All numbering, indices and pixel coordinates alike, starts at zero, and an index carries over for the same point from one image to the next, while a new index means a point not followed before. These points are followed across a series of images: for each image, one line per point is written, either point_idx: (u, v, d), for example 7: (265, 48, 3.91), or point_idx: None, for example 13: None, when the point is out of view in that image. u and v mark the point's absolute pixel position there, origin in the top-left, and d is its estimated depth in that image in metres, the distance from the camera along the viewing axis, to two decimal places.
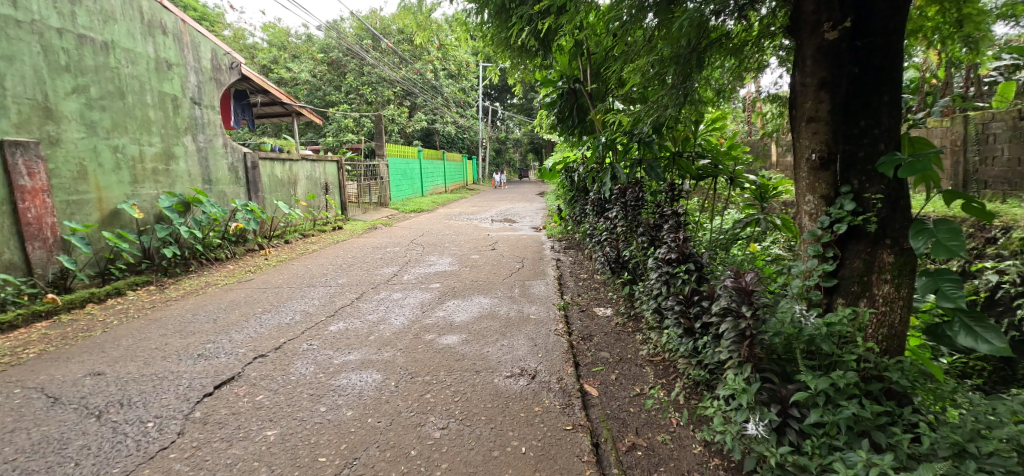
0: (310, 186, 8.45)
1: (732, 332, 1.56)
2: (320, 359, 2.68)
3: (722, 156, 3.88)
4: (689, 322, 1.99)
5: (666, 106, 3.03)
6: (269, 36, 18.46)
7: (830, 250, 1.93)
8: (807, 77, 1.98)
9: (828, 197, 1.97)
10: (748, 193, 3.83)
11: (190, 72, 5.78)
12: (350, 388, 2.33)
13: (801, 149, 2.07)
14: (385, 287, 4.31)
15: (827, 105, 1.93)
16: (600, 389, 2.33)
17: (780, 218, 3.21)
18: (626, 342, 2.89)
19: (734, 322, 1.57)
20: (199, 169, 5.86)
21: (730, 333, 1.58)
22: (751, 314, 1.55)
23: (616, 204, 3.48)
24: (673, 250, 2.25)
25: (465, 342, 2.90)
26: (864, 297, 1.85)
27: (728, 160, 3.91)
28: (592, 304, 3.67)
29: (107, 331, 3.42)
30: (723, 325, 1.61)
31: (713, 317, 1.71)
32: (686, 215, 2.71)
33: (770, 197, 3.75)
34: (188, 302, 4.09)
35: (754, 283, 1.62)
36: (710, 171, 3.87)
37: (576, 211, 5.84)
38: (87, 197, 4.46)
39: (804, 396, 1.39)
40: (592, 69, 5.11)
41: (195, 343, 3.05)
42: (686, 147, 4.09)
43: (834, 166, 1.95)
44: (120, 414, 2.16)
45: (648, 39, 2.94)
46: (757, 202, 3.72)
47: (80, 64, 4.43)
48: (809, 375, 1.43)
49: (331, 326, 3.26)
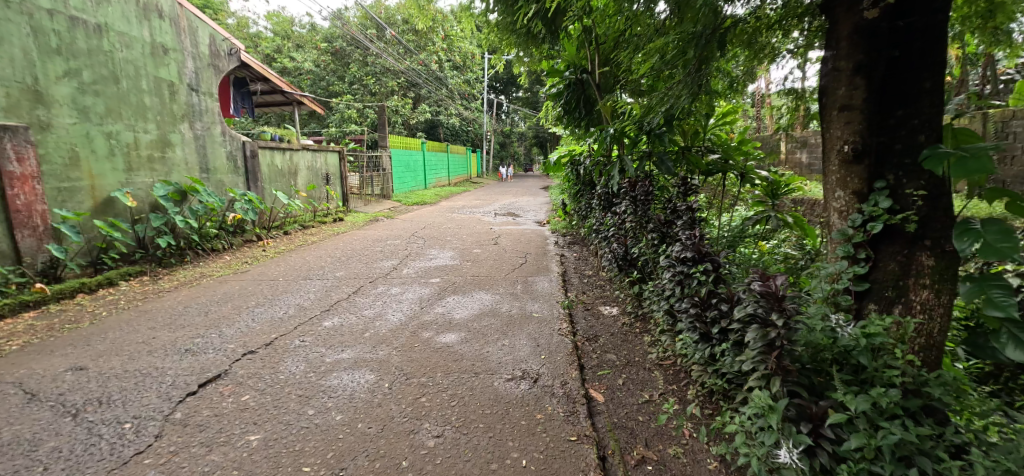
0: (311, 176, 8.30)
1: (759, 342, 1.40)
2: (312, 357, 2.55)
3: (732, 150, 3.69)
4: (705, 326, 1.83)
5: (675, 97, 2.88)
6: (273, 25, 18.31)
7: (862, 251, 1.77)
8: (841, 61, 1.80)
9: (860, 193, 1.79)
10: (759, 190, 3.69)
11: (187, 58, 5.63)
12: (341, 389, 2.20)
13: (831, 140, 1.88)
14: (383, 280, 4.18)
15: (862, 93, 1.75)
16: (607, 395, 2.19)
17: (783, 215, 3.00)
18: (634, 344, 2.76)
19: (761, 331, 1.41)
20: (197, 157, 5.72)
21: (757, 343, 1.41)
22: (783, 323, 1.36)
23: (625, 198, 3.24)
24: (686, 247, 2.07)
25: (464, 341, 2.77)
26: (899, 304, 1.69)
27: (739, 155, 3.71)
28: (597, 302, 3.52)
29: (95, 323, 3.30)
30: (748, 333, 1.44)
31: (737, 324, 1.55)
32: (701, 212, 2.52)
33: (782, 194, 3.63)
34: (181, 294, 3.97)
35: (785, 287, 1.42)
36: (720, 166, 3.71)
37: (581, 206, 5.67)
38: (79, 184, 4.35)
39: (843, 420, 1.21)
40: (600, 60, 4.96)
41: (183, 337, 2.94)
42: (695, 141, 3.91)
43: (868, 160, 1.77)
44: (97, 413, 2.04)
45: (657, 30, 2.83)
46: (769, 200, 3.60)
47: (72, 47, 4.30)
48: (848, 393, 1.26)
49: (326, 321, 3.13)
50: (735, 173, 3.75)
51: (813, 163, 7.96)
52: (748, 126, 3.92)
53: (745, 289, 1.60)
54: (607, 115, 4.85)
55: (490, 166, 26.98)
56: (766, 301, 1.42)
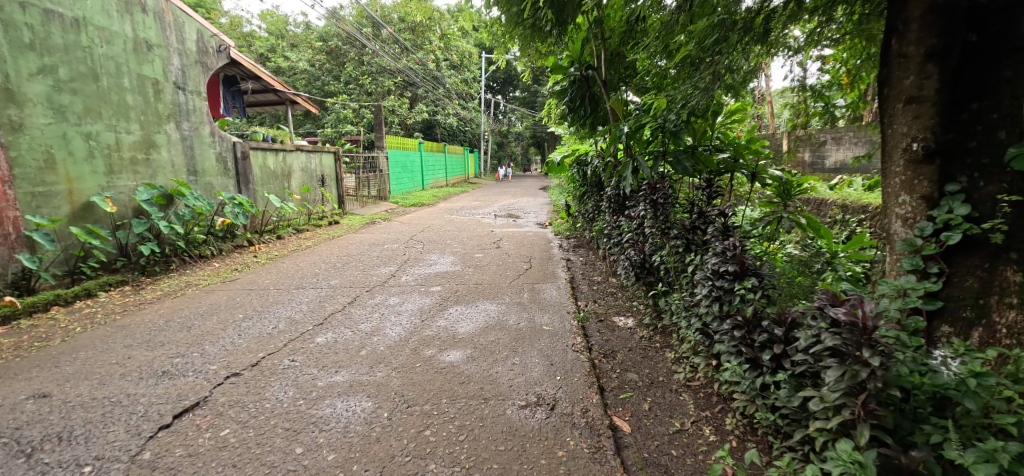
0: (305, 178, 8.02)
1: (843, 383, 1.14)
2: (302, 381, 2.31)
3: (745, 149, 3.41)
4: (753, 351, 1.57)
5: (694, 93, 2.65)
6: (268, 24, 18.01)
7: (933, 264, 1.52)
8: (910, 46, 1.55)
9: (931, 197, 1.56)
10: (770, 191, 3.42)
11: (173, 54, 5.36)
12: (334, 420, 1.96)
13: (894, 138, 1.65)
14: (380, 289, 3.93)
15: (934, 82, 1.50)
16: (633, 424, 1.95)
17: (800, 215, 2.77)
18: (655, 361, 2.54)
19: (845, 370, 1.15)
20: (184, 159, 5.45)
21: (839, 384, 1.16)
22: (878, 362, 1.09)
23: (642, 201, 2.99)
24: (725, 259, 1.83)
25: (470, 359, 2.52)
26: (979, 326, 1.45)
27: (750, 154, 3.43)
28: (611, 312, 3.29)
29: (67, 340, 3.04)
30: (828, 371, 1.18)
31: (805, 356, 1.29)
32: (733, 218, 2.29)
33: (795, 194, 3.36)
34: (163, 305, 3.71)
35: (875, 315, 1.17)
36: (730, 167, 3.46)
37: (587, 208, 5.43)
38: (55, 189, 4.08)
39: None
40: (606, 56, 4.74)
41: (161, 357, 2.69)
42: (703, 140, 3.65)
43: (939, 159, 1.54)
44: (55, 453, 1.79)
45: (674, 22, 2.62)
46: (780, 201, 3.37)
47: (46, 42, 4.04)
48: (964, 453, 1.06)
49: (318, 337, 2.88)
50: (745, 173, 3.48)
51: (818, 162, 7.78)
52: (757, 124, 3.65)
53: (812, 314, 1.35)
54: (618, 113, 4.71)
55: (488, 165, 26.75)
56: (852, 334, 1.16)
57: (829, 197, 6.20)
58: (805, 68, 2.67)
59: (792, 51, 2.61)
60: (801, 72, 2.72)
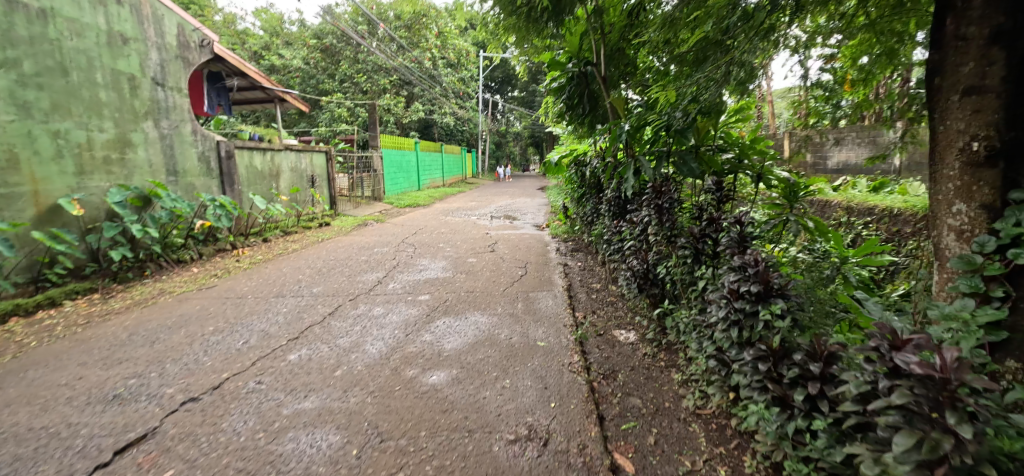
0: (295, 179, 7.75)
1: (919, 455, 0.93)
2: (265, 408, 2.06)
3: (750, 149, 3.17)
4: (781, 388, 1.32)
5: (701, 88, 2.42)
6: (262, 22, 17.73)
7: (998, 287, 1.27)
8: (971, 27, 1.30)
9: (993, 207, 1.31)
10: (775, 193, 3.18)
11: (151, 48, 5.10)
12: (295, 458, 1.71)
13: (946, 135, 1.40)
14: (365, 298, 3.68)
15: (1001, 69, 1.26)
16: (637, 462, 1.71)
17: (817, 221, 2.53)
18: (660, 383, 2.30)
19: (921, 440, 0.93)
20: (162, 159, 5.18)
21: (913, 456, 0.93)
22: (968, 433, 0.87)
23: (645, 205, 2.74)
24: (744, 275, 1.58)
25: (455, 381, 2.27)
26: None
27: (757, 154, 3.17)
28: (610, 326, 3.05)
29: (18, 356, 2.78)
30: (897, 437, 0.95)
31: (857, 409, 1.06)
32: (750, 226, 2.04)
33: (802, 197, 3.11)
34: (131, 316, 3.45)
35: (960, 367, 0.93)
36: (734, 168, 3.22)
37: (585, 211, 5.18)
38: (19, 190, 3.83)
39: None
40: (605, 51, 4.52)
41: (116, 378, 2.43)
42: (705, 140, 3.41)
43: (1003, 162, 1.29)
44: None
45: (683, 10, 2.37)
46: (787, 203, 3.10)
47: (9, 34, 3.79)
48: None
49: (292, 354, 2.62)
50: (750, 174, 3.25)
51: (820, 162, 7.52)
52: (761, 122, 3.39)
53: (864, 356, 1.12)
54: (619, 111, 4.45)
55: (485, 164, 26.41)
56: (926, 387, 0.96)
57: (833, 198, 5.94)
58: (809, 67, 2.34)
59: (796, 47, 2.29)
60: (803, 72, 2.40)
